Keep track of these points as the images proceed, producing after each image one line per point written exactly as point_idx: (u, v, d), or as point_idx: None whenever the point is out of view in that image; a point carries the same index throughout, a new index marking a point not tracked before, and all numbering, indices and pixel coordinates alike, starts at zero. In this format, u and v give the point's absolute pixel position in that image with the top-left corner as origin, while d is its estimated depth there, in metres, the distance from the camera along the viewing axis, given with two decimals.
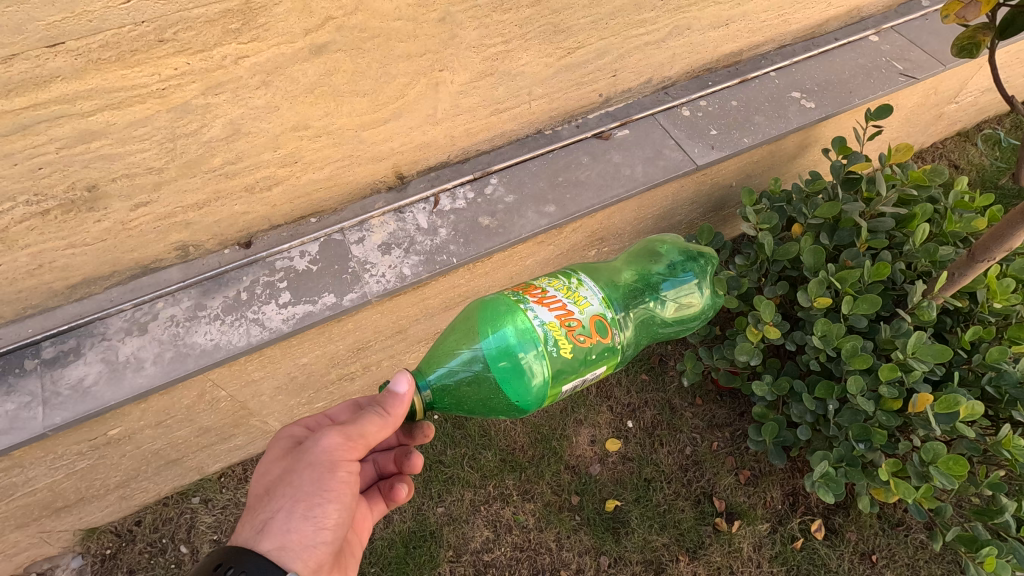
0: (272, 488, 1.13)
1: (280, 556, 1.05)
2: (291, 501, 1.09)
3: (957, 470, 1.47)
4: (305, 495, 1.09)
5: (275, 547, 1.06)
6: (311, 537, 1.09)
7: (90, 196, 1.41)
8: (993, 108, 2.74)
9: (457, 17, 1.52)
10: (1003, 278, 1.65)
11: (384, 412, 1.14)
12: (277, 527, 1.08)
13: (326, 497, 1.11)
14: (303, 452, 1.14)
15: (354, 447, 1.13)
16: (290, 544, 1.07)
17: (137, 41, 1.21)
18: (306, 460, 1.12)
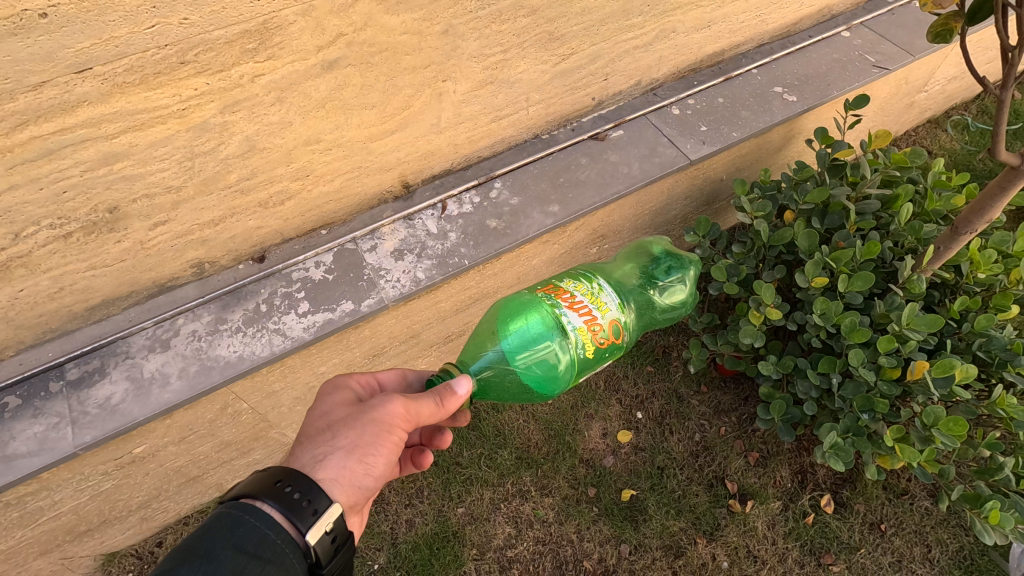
0: (332, 427, 1.17)
1: (332, 488, 1.09)
2: (350, 443, 1.13)
3: (957, 430, 1.58)
4: (364, 444, 1.13)
5: (327, 478, 1.09)
6: (357, 480, 1.12)
7: (111, 217, 1.43)
8: (960, 95, 2.89)
9: (459, 29, 1.59)
10: (985, 250, 1.78)
11: (439, 401, 1.18)
12: (332, 463, 1.11)
13: (378, 450, 1.14)
14: (366, 406, 1.17)
15: (410, 416, 1.17)
16: (340, 481, 1.10)
17: (160, 64, 1.26)
18: (369, 414, 1.16)
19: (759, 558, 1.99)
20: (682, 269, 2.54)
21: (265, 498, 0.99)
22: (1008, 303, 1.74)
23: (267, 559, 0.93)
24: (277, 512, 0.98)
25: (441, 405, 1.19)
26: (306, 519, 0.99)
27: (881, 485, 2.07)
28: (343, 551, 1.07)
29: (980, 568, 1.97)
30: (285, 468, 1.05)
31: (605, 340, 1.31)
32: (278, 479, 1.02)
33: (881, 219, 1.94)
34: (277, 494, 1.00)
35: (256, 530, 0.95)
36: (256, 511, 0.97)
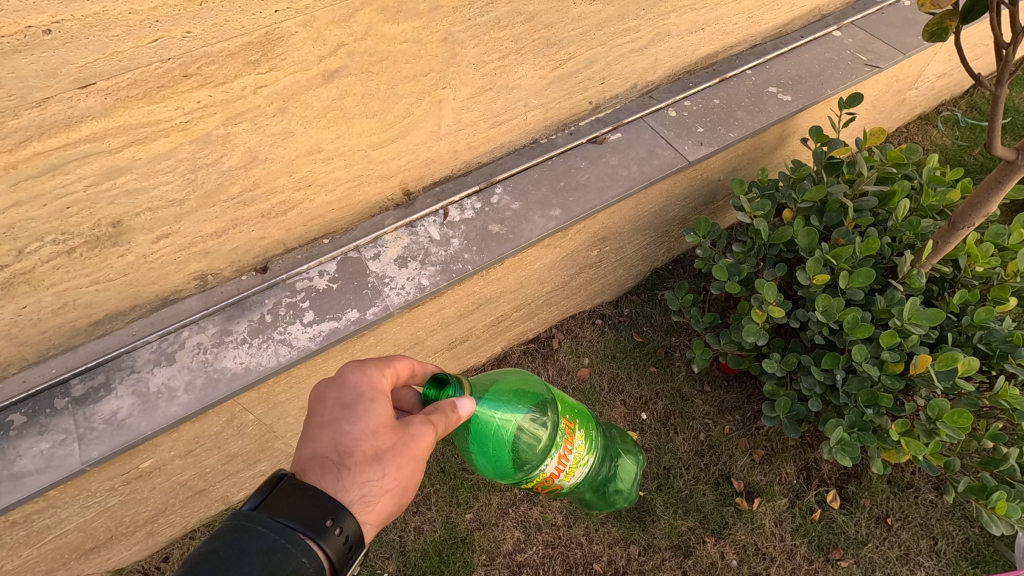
0: (375, 460, 1.08)
1: (368, 529, 1.06)
2: (393, 480, 1.09)
3: (962, 422, 1.59)
4: (403, 482, 1.11)
5: (369, 515, 1.06)
6: (387, 512, 1.12)
7: (114, 231, 1.43)
8: (950, 91, 2.93)
9: (458, 36, 1.60)
10: (982, 244, 1.81)
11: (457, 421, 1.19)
12: (376, 502, 1.07)
13: (409, 483, 1.13)
14: (410, 440, 1.11)
15: (434, 449, 1.16)
16: (377, 516, 1.08)
17: (163, 78, 1.26)
18: (411, 453, 1.11)
19: (768, 556, 2.00)
20: (682, 269, 2.56)
21: (293, 522, 0.94)
22: (1006, 296, 1.76)
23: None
24: (304, 536, 0.94)
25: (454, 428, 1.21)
26: (334, 543, 0.96)
27: (886, 480, 2.09)
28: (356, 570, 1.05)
29: (987, 558, 1.99)
30: (315, 493, 0.99)
31: (549, 481, 1.51)
32: (307, 501, 0.97)
33: (879, 215, 1.96)
34: (304, 518, 0.95)
35: (284, 553, 0.90)
36: (282, 535, 0.92)
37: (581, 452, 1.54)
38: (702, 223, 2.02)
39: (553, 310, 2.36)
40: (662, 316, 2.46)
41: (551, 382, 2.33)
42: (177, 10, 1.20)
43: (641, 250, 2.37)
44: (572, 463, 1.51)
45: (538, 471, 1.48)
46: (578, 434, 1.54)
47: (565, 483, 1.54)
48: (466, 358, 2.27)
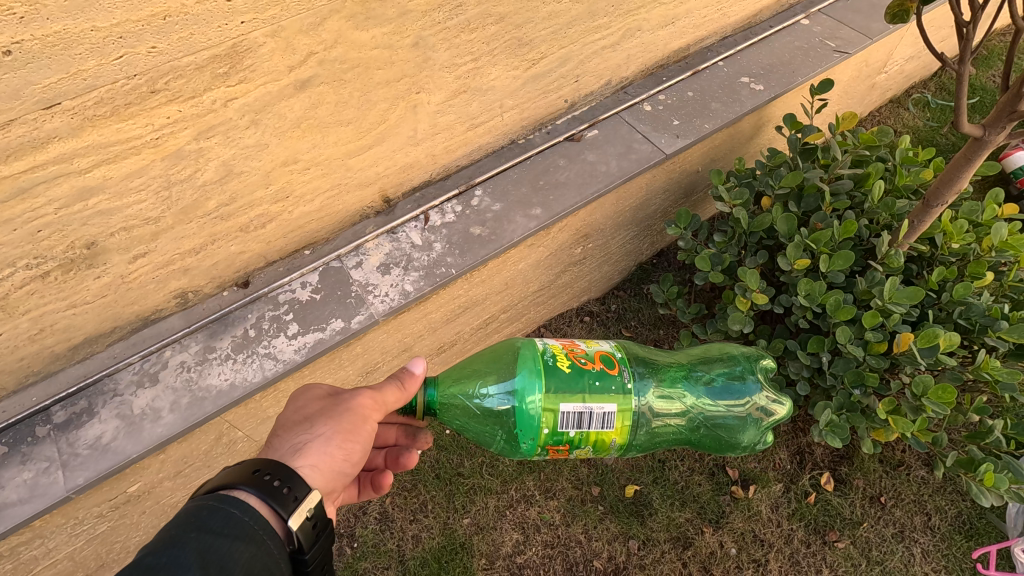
0: (308, 417, 1.15)
1: (311, 475, 1.08)
2: (329, 429, 1.13)
3: (946, 397, 1.60)
4: (342, 431, 1.14)
5: (308, 464, 1.08)
6: (338, 465, 1.13)
7: (89, 253, 1.41)
8: (919, 74, 2.98)
9: (429, 40, 1.60)
10: (957, 221, 1.84)
11: (403, 384, 1.23)
12: (312, 450, 1.10)
13: (357, 437, 1.16)
14: (342, 398, 1.18)
15: (381, 410, 1.20)
16: (321, 466, 1.10)
17: (130, 94, 1.24)
18: (345, 403, 1.17)
19: (766, 542, 2.01)
20: (666, 262, 2.57)
21: (239, 484, 0.96)
22: (983, 271, 1.79)
23: (237, 538, 0.90)
24: (252, 498, 0.96)
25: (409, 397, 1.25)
26: (284, 501, 0.97)
27: (878, 459, 2.12)
28: (323, 537, 1.05)
29: (980, 531, 2.02)
30: (260, 460, 1.03)
31: (588, 365, 1.35)
32: (245, 468, 1.01)
33: (855, 198, 1.98)
34: (246, 479, 0.98)
35: (221, 512, 0.92)
36: (226, 497, 0.95)
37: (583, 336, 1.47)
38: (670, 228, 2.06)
39: (541, 310, 2.36)
40: (649, 310, 2.48)
41: None
42: (141, 25, 1.18)
43: (625, 245, 2.38)
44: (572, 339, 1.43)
45: (557, 356, 1.35)
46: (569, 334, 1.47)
47: (601, 353, 1.38)
48: (456, 363, 2.27)
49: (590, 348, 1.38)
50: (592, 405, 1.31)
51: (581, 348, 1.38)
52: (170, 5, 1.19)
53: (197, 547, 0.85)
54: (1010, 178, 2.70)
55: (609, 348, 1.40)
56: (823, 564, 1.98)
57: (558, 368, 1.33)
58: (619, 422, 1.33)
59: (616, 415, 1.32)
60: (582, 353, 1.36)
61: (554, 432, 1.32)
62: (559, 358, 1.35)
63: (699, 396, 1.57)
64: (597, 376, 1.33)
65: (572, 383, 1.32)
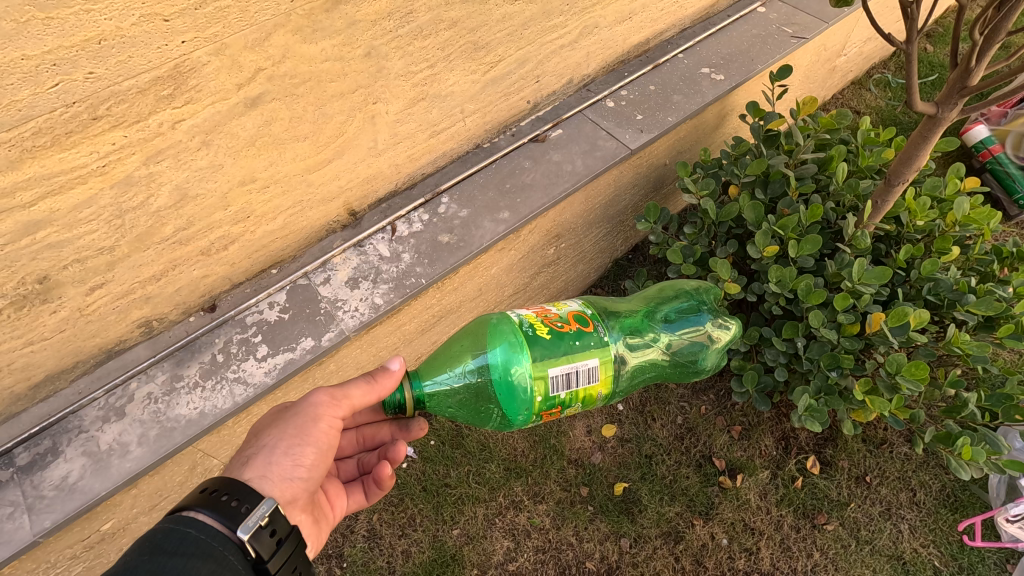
0: (259, 433, 1.17)
1: (261, 485, 1.08)
2: (275, 439, 1.14)
3: (919, 374, 1.62)
4: (288, 438, 1.14)
5: (256, 476, 1.09)
6: (289, 473, 1.12)
7: (42, 288, 1.35)
8: (878, 55, 3.02)
9: (382, 49, 1.57)
10: (920, 198, 1.86)
11: (371, 378, 1.20)
12: (258, 462, 1.11)
13: (305, 441, 1.15)
14: (295, 403, 1.20)
15: (339, 404, 1.19)
16: (269, 476, 1.10)
17: (71, 122, 1.21)
18: (293, 409, 1.18)
19: (756, 530, 2.01)
20: (641, 257, 2.58)
21: (193, 505, 0.95)
22: (949, 246, 1.81)
23: (194, 556, 0.87)
24: (208, 517, 0.94)
25: (381, 391, 1.21)
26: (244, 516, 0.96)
27: (862, 439, 2.13)
28: (286, 542, 1.01)
29: (965, 503, 2.04)
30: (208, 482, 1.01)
31: (565, 328, 1.33)
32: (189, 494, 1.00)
33: (821, 181, 2.00)
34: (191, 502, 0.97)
35: (175, 532, 0.90)
36: (180, 518, 0.92)
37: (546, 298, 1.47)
38: (641, 223, 2.05)
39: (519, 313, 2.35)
40: None
41: None
42: (75, 51, 1.15)
43: (598, 243, 2.38)
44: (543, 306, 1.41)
45: (535, 325, 1.32)
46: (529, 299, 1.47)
47: (569, 311, 1.38)
48: None
49: (563, 310, 1.37)
50: (575, 364, 1.30)
51: (554, 311, 1.37)
52: (105, 28, 1.16)
53: (149, 569, 0.82)
54: (973, 152, 2.75)
55: (578, 307, 1.40)
56: (813, 548, 1.98)
57: (538, 335, 1.30)
58: (603, 373, 1.34)
59: (599, 367, 1.33)
60: (558, 318, 1.34)
61: (546, 397, 1.29)
62: (536, 325, 1.32)
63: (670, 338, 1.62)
64: (576, 335, 1.32)
65: (553, 347, 1.29)
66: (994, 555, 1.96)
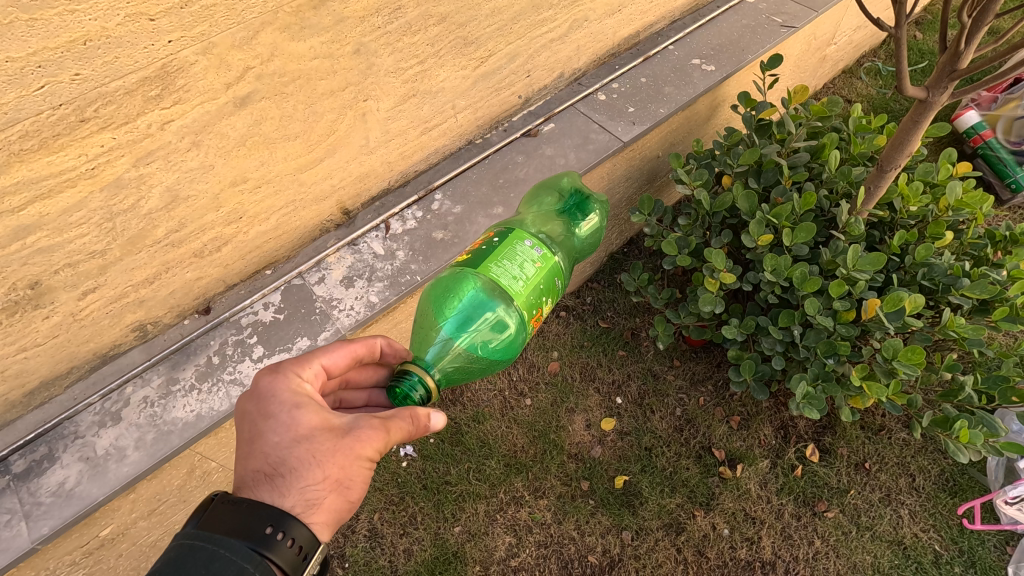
0: (307, 465, 1.04)
1: (322, 531, 1.04)
2: (334, 482, 1.05)
3: (916, 358, 1.63)
4: (351, 484, 1.07)
5: (321, 520, 1.04)
6: (344, 512, 1.09)
7: (33, 293, 1.34)
8: (868, 43, 3.02)
9: (370, 46, 1.56)
10: (913, 183, 1.86)
11: (423, 429, 1.14)
12: (327, 505, 1.05)
13: (357, 481, 1.09)
14: (353, 442, 1.07)
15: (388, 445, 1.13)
16: (331, 520, 1.06)
17: (59, 125, 1.20)
18: (345, 452, 1.06)
19: (757, 519, 2.01)
20: (637, 250, 2.58)
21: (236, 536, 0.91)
22: (942, 231, 1.82)
23: None
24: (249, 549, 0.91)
25: (414, 434, 1.15)
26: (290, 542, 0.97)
27: (859, 426, 2.14)
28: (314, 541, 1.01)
29: (964, 486, 2.05)
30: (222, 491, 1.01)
31: None
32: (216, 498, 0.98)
33: (814, 169, 2.00)
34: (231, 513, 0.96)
35: (232, 565, 0.89)
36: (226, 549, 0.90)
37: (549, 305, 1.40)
38: (635, 215, 2.05)
39: None
40: (623, 299, 2.48)
41: (523, 381, 2.30)
42: (60, 53, 1.13)
43: None
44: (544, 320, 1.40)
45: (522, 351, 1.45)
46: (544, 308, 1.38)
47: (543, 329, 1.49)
48: None
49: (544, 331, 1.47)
50: None
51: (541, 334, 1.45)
52: (90, 29, 1.15)
53: None
54: (964, 138, 2.76)
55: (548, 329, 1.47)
56: (814, 536, 1.98)
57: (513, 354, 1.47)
58: None
59: None
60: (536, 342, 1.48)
61: None
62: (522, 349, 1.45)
63: (569, 227, 1.80)
64: None
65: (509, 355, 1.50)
66: (994, 538, 1.97)
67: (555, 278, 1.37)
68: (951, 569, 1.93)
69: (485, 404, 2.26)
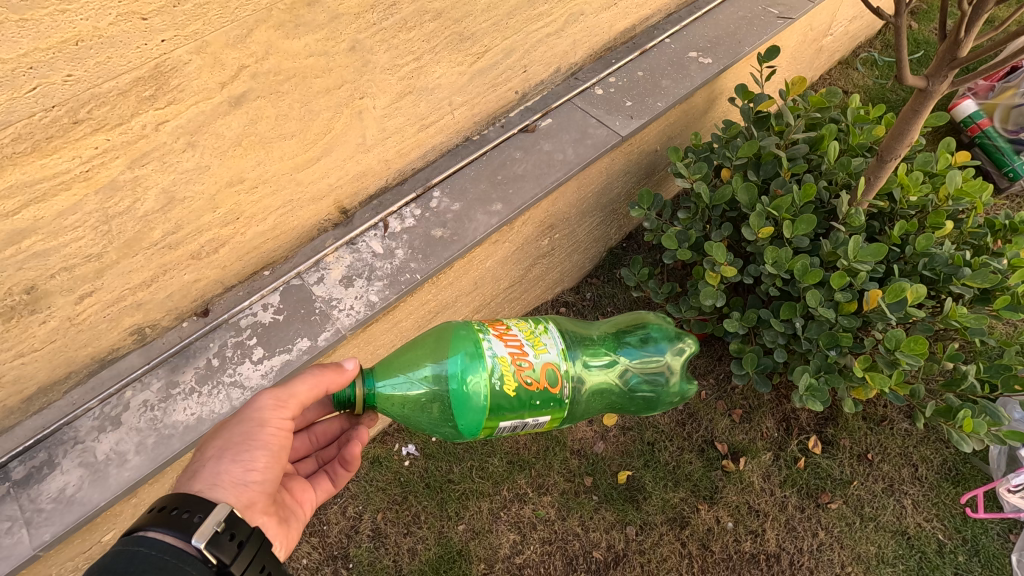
0: (203, 444, 1.17)
1: (219, 494, 1.08)
2: (221, 448, 1.14)
3: (918, 348, 1.63)
4: (236, 443, 1.14)
5: (206, 486, 1.08)
6: (242, 478, 1.12)
7: (29, 298, 1.33)
8: (864, 33, 3.02)
9: (366, 43, 1.55)
10: (912, 173, 1.86)
11: (314, 374, 1.21)
12: (207, 471, 1.10)
13: (253, 446, 1.14)
14: (241, 409, 1.20)
15: (285, 405, 1.19)
16: (221, 484, 1.09)
17: (51, 127, 1.18)
18: (237, 416, 1.18)
19: (761, 512, 2.01)
20: (636, 245, 2.58)
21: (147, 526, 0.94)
22: (942, 221, 1.82)
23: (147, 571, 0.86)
24: (161, 534, 0.93)
25: (323, 385, 1.21)
26: (224, 548, 0.94)
27: (862, 417, 2.14)
28: (250, 547, 0.98)
29: (966, 475, 2.06)
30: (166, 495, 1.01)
31: (533, 385, 1.28)
32: (158, 507, 0.97)
33: (813, 161, 2.00)
34: (167, 521, 0.95)
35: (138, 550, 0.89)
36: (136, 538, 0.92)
37: (528, 322, 1.36)
38: (634, 210, 2.04)
39: (515, 306, 2.34)
40: (623, 294, 2.47)
41: None
42: (52, 53, 1.12)
43: (592, 232, 2.38)
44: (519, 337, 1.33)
45: (504, 373, 1.26)
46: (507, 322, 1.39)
47: (545, 360, 1.30)
48: None
49: (540, 358, 1.30)
50: (528, 421, 1.32)
51: (530, 357, 1.29)
52: (82, 29, 1.13)
53: None
54: (961, 127, 2.76)
55: (558, 359, 1.32)
56: (818, 527, 1.99)
57: (503, 387, 1.26)
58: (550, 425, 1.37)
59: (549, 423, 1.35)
60: (530, 369, 1.27)
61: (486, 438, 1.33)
62: (507, 374, 1.26)
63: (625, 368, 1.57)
64: (539, 395, 1.29)
65: (511, 401, 1.27)
66: (997, 526, 1.98)
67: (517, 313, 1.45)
68: (955, 557, 1.94)
69: None
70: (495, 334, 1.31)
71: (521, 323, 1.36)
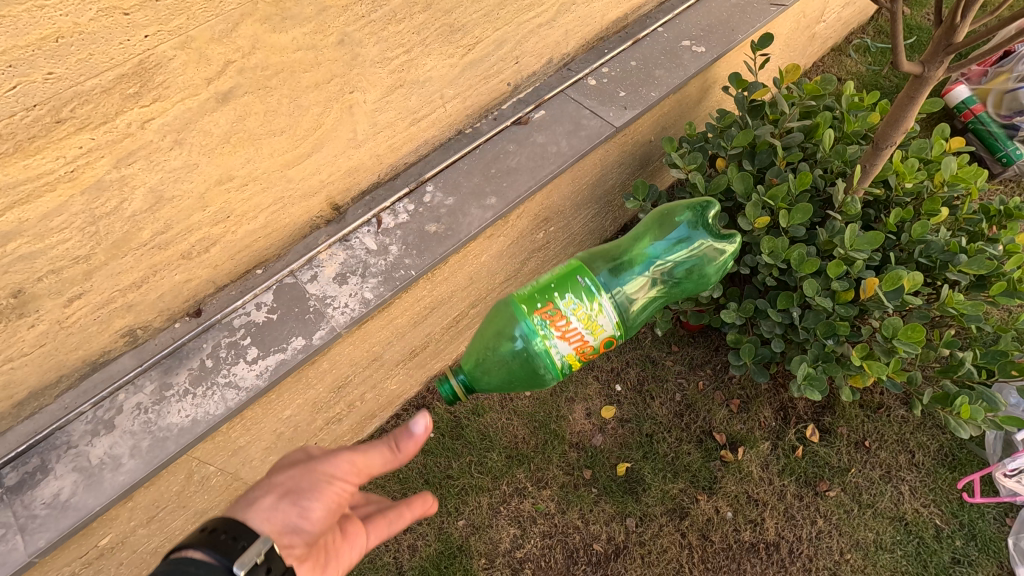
0: (272, 476, 1.13)
1: (260, 524, 1.03)
2: (286, 486, 1.09)
3: (915, 336, 1.63)
4: (299, 488, 1.09)
5: (256, 516, 1.04)
6: (291, 523, 1.06)
7: (17, 301, 1.30)
8: (856, 20, 3.01)
9: (355, 36, 1.52)
10: (907, 160, 1.86)
11: (394, 446, 1.12)
12: (262, 505, 1.06)
13: (315, 496, 1.09)
14: (317, 454, 1.15)
15: (363, 466, 1.12)
16: (270, 519, 1.05)
17: (34, 127, 1.16)
18: (314, 462, 1.13)
19: (760, 501, 2.02)
20: None
21: (191, 543, 0.93)
22: (938, 207, 1.82)
23: None
24: (205, 555, 0.91)
25: (400, 458, 1.13)
26: None
27: (859, 405, 2.15)
28: None
29: (962, 461, 2.07)
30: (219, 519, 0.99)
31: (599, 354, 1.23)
32: (211, 529, 0.96)
33: (808, 149, 1.99)
34: (212, 542, 0.93)
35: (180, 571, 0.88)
36: (180, 558, 0.91)
37: (583, 304, 1.17)
38: (629, 202, 2.03)
39: None
40: None
41: None
42: (31, 50, 1.09)
43: (587, 225, 2.36)
44: (581, 328, 1.17)
45: (572, 364, 1.20)
46: (564, 302, 1.17)
47: (609, 335, 1.20)
48: (431, 365, 2.21)
49: (601, 339, 1.19)
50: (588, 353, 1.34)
51: (592, 343, 1.18)
52: (62, 25, 1.10)
53: None
54: (954, 113, 2.76)
55: (615, 328, 1.20)
56: (817, 515, 1.99)
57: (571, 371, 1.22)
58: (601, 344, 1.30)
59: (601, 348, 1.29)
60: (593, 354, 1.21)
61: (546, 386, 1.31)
62: (574, 363, 1.20)
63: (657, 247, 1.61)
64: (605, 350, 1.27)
65: None
66: (993, 510, 1.99)
67: (576, 272, 1.18)
68: (952, 542, 1.95)
69: (484, 397, 2.25)
70: (557, 334, 1.15)
71: (575, 305, 1.17)
